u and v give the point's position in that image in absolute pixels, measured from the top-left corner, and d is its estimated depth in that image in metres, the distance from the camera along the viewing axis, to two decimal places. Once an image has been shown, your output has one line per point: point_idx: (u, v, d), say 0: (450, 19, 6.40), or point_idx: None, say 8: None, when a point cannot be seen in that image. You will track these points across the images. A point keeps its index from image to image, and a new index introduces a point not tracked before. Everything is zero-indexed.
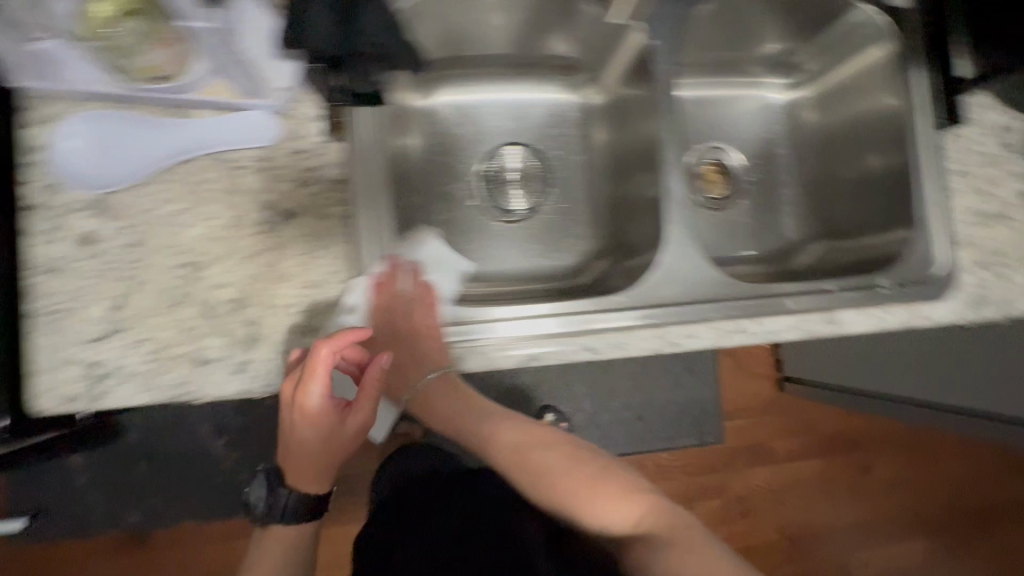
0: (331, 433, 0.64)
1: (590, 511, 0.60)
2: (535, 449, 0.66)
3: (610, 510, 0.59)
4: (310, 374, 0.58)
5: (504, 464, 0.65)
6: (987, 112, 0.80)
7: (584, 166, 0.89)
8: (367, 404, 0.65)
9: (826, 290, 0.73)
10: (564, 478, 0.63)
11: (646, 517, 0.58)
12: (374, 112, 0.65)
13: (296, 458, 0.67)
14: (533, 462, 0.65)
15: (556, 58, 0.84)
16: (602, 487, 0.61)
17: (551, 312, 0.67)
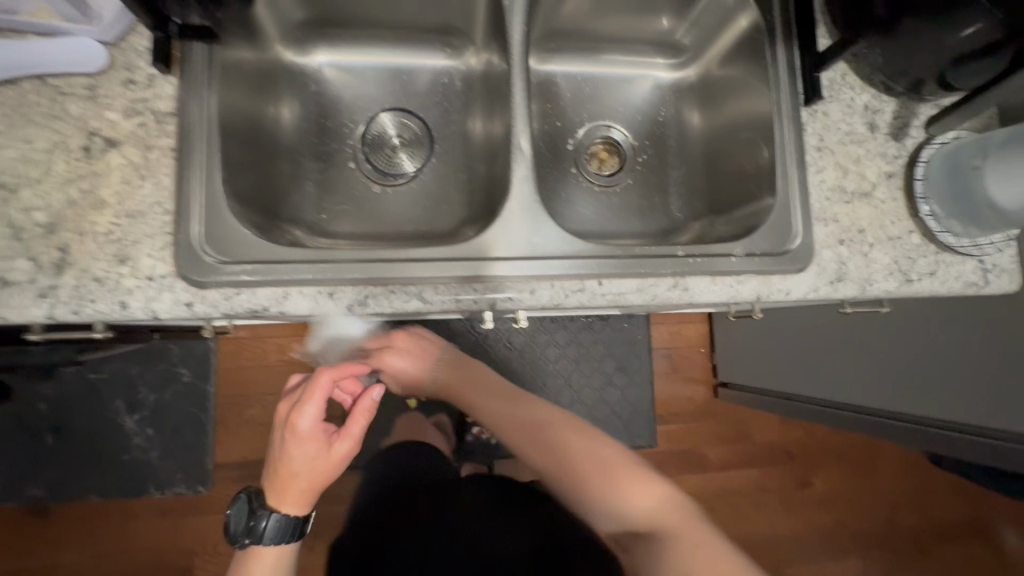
0: (318, 456, 0.72)
1: (614, 495, 0.67)
2: (567, 427, 0.77)
3: (635, 493, 0.67)
4: (309, 397, 0.72)
5: (544, 426, 0.77)
6: (852, 93, 0.80)
7: (466, 133, 0.89)
8: (353, 431, 0.74)
9: (678, 255, 0.71)
10: (607, 463, 0.70)
11: (662, 506, 0.65)
12: (211, 49, 0.65)
13: (290, 484, 0.73)
14: (569, 445, 0.74)
15: (434, 23, 0.85)
16: (632, 472, 0.69)
17: (383, 258, 0.65)
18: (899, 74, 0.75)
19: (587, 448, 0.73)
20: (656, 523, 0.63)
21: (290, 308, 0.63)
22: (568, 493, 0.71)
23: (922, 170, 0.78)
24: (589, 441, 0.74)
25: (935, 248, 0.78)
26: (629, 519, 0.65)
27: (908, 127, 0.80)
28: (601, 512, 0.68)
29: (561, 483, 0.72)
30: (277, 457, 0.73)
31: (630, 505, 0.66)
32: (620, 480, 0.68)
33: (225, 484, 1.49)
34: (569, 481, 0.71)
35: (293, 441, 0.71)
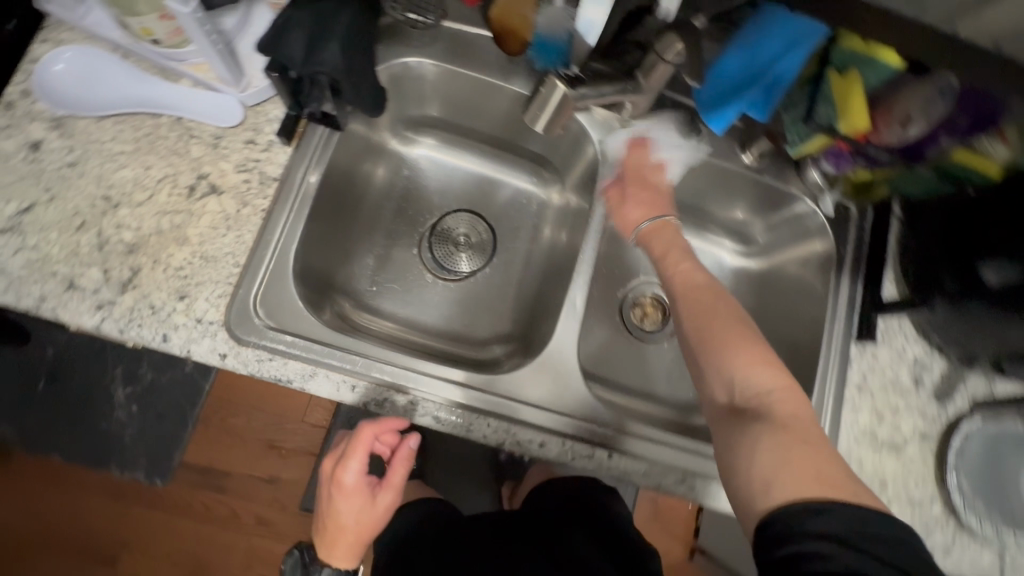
0: (363, 509, 0.78)
1: (732, 363, 0.61)
2: (710, 288, 0.69)
3: (760, 373, 0.60)
4: (352, 450, 0.75)
5: (693, 295, 0.69)
6: (905, 342, 0.80)
7: (527, 253, 0.93)
8: (394, 482, 0.78)
9: (691, 451, 0.71)
10: (714, 319, 0.65)
11: (781, 394, 0.58)
12: (330, 134, 0.71)
13: (338, 535, 0.78)
14: (706, 302, 0.67)
15: (531, 152, 0.91)
16: (750, 343, 0.62)
17: (412, 365, 0.67)
18: (958, 345, 0.75)
19: (707, 313, 0.66)
20: (772, 408, 0.57)
21: (312, 387, 0.65)
22: (687, 353, 0.67)
23: (959, 441, 0.76)
24: (706, 322, 0.66)
25: (956, 525, 0.74)
26: (741, 392, 0.60)
27: (954, 393, 0.79)
28: (710, 378, 0.63)
29: (696, 330, 0.66)
30: (327, 511, 0.79)
31: (745, 377, 0.60)
32: (733, 347, 0.62)
33: (182, 485, 1.46)
34: (697, 346, 0.65)
35: (340, 494, 0.77)
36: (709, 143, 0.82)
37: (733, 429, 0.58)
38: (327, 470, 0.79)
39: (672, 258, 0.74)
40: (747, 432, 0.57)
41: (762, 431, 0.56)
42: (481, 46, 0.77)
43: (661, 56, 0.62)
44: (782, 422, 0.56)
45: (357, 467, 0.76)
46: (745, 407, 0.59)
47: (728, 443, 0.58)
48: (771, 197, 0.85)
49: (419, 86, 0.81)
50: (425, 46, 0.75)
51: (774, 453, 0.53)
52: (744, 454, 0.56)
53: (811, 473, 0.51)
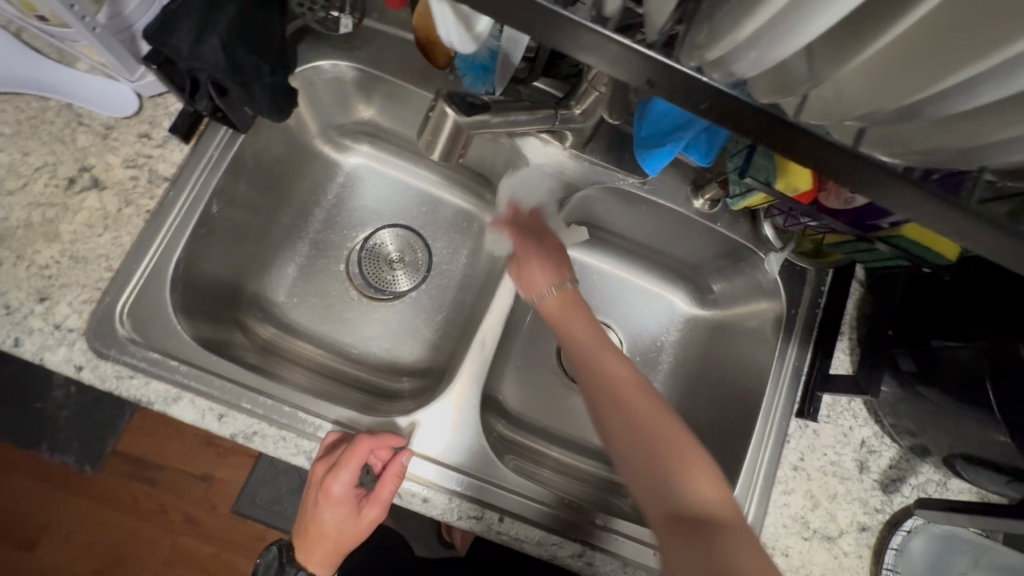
0: (346, 522, 0.65)
1: (676, 476, 0.56)
2: (638, 389, 0.63)
3: (700, 482, 0.56)
4: (345, 461, 0.58)
5: (619, 395, 0.62)
6: (853, 423, 0.73)
7: (463, 278, 0.86)
8: (380, 501, 0.62)
9: (597, 523, 0.64)
10: (643, 433, 0.59)
11: (722, 503, 0.55)
12: (232, 135, 0.65)
13: (318, 542, 0.66)
14: (633, 408, 0.61)
15: (475, 170, 0.84)
16: (692, 449, 0.58)
17: (288, 396, 0.61)
18: (907, 432, 0.68)
19: (630, 415, 0.61)
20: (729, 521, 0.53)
21: (174, 413, 0.59)
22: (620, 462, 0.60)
23: (900, 539, 0.68)
24: (651, 414, 0.60)
25: None
26: (685, 502, 0.55)
27: (902, 483, 0.72)
28: (643, 486, 0.57)
29: (634, 449, 0.59)
30: (308, 511, 0.66)
31: (699, 499, 0.55)
32: (688, 464, 0.56)
33: (112, 474, 1.41)
34: (640, 461, 0.58)
35: (323, 501, 0.63)
36: (657, 182, 0.75)
37: (681, 546, 0.52)
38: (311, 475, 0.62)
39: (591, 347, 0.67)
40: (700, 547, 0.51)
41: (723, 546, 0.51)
42: (414, 56, 0.71)
43: (595, 86, 0.58)
44: (722, 520, 0.53)
45: (348, 482, 0.59)
46: (689, 518, 0.54)
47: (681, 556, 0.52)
48: (723, 246, 0.78)
49: (352, 92, 0.76)
50: (353, 50, 0.70)
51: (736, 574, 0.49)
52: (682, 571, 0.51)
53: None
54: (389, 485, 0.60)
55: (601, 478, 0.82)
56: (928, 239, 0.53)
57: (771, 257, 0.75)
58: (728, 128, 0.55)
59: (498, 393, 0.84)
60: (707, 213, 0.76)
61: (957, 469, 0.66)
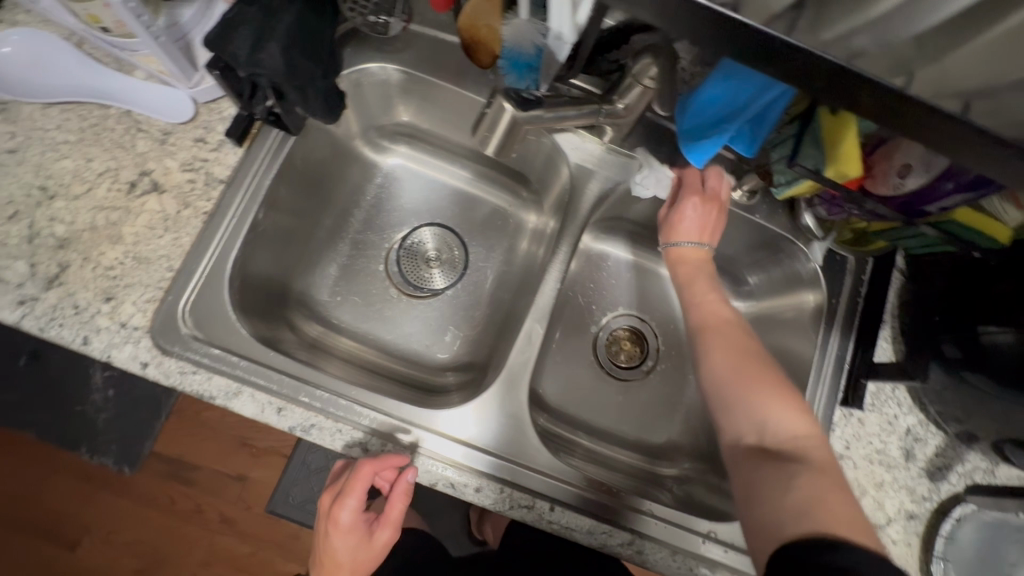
0: (359, 547, 0.67)
1: (767, 410, 0.59)
2: (734, 331, 0.68)
3: (792, 418, 0.59)
4: (351, 487, 0.61)
5: (699, 314, 0.70)
6: (898, 411, 0.73)
7: (500, 274, 0.88)
8: (391, 518, 0.66)
9: (645, 512, 0.65)
10: (744, 363, 0.64)
11: (810, 439, 0.58)
12: (283, 138, 0.67)
13: (332, 573, 0.68)
14: (729, 345, 0.66)
15: (512, 169, 0.86)
16: (781, 388, 0.61)
17: (341, 389, 0.63)
18: (956, 420, 0.68)
19: (737, 355, 0.65)
20: (801, 453, 0.56)
21: (235, 407, 0.61)
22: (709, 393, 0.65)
23: (950, 527, 0.68)
24: (741, 353, 0.65)
25: None
26: (771, 433, 0.58)
27: (949, 471, 0.72)
28: (732, 413, 0.61)
29: (720, 377, 0.64)
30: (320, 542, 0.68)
31: (771, 418, 0.59)
32: (767, 390, 0.61)
33: (152, 475, 1.44)
34: (723, 380, 0.63)
35: (335, 530, 0.66)
36: None
37: (758, 470, 0.56)
38: (320, 501, 0.67)
39: (699, 290, 0.72)
40: (781, 476, 0.54)
41: (794, 476, 0.54)
42: (454, 56, 0.72)
43: (639, 80, 0.58)
44: (821, 467, 0.55)
45: (355, 506, 0.63)
46: (775, 449, 0.57)
47: (755, 480, 0.55)
48: (762, 238, 0.79)
49: (394, 94, 0.77)
50: (397, 52, 0.71)
51: (810, 494, 0.51)
52: (763, 500, 0.54)
53: (834, 513, 0.49)
54: (398, 506, 0.63)
55: (642, 470, 0.83)
56: (980, 223, 0.54)
57: (812, 245, 0.75)
58: (774, 117, 0.56)
59: (537, 387, 0.85)
60: (745, 205, 0.76)
61: (1007, 456, 0.66)
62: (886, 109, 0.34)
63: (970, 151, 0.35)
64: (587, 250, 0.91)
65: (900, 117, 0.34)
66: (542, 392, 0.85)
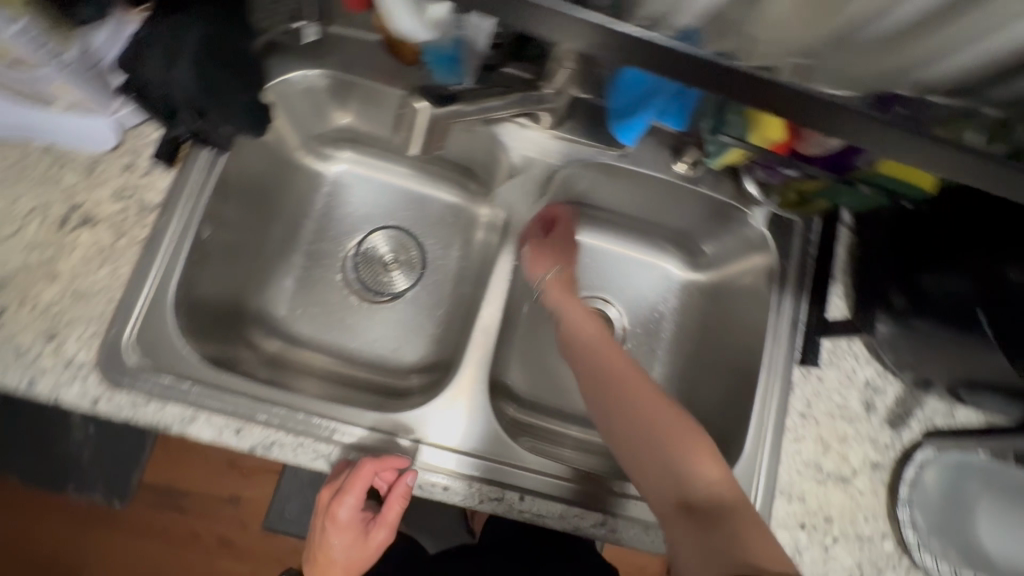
0: (355, 544, 0.68)
1: (686, 463, 0.58)
2: (647, 385, 0.65)
3: (711, 468, 0.58)
4: (350, 485, 0.61)
5: (618, 370, 0.67)
6: (855, 363, 0.74)
7: (458, 269, 0.88)
8: (387, 520, 0.66)
9: (615, 493, 0.66)
10: (654, 424, 0.61)
11: (728, 485, 0.57)
12: (215, 156, 0.66)
13: (326, 566, 0.69)
14: (637, 404, 0.63)
15: (458, 164, 0.85)
16: (698, 440, 0.59)
17: (298, 403, 0.63)
18: (910, 367, 0.69)
19: (646, 412, 0.62)
20: (725, 507, 0.55)
21: (193, 432, 0.61)
22: (626, 453, 0.63)
23: (913, 473, 0.70)
24: (660, 403, 0.63)
25: (909, 563, 0.69)
26: (686, 485, 0.57)
27: (909, 418, 0.73)
28: (655, 475, 0.59)
29: (637, 443, 0.61)
30: (316, 536, 0.69)
31: (693, 475, 0.57)
32: (684, 444, 0.59)
33: (145, 505, 1.44)
34: (640, 440, 0.61)
35: (332, 527, 0.66)
36: (637, 152, 0.76)
37: (686, 529, 0.55)
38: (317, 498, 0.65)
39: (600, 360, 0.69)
40: (707, 536, 0.54)
41: (717, 529, 0.54)
42: (381, 56, 0.71)
43: (561, 63, 0.58)
44: (731, 512, 0.54)
45: (353, 508, 0.63)
46: (695, 504, 0.56)
47: (684, 538, 0.55)
48: (711, 208, 0.79)
49: (326, 101, 0.76)
50: (323, 57, 0.70)
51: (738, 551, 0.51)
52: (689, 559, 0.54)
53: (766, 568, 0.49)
54: (394, 506, 0.63)
55: (616, 448, 0.84)
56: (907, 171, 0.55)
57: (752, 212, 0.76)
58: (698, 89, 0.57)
59: (506, 377, 0.85)
60: (690, 177, 0.76)
61: (962, 397, 0.68)
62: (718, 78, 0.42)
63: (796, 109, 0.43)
64: None
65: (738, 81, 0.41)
66: (511, 383, 0.86)
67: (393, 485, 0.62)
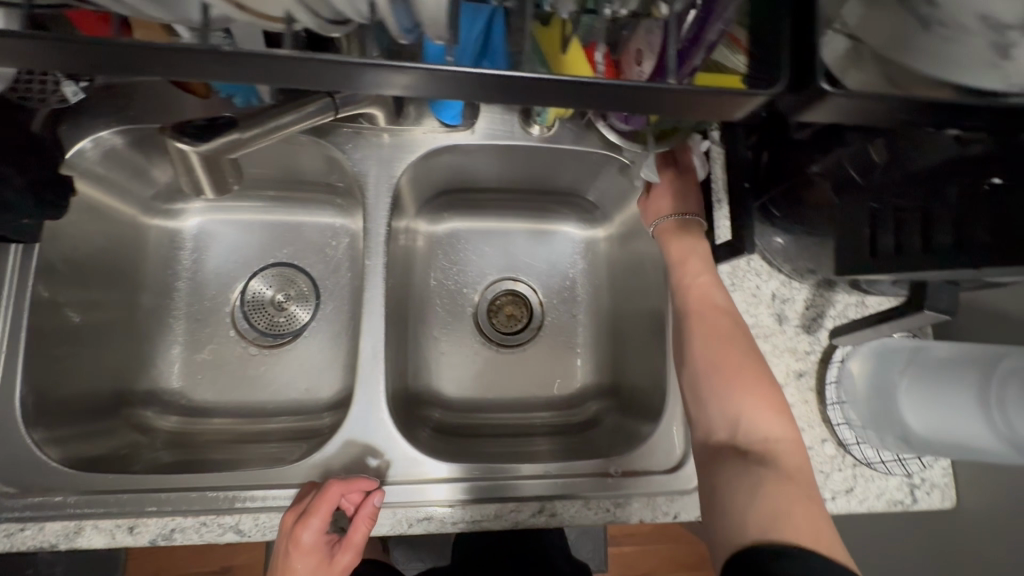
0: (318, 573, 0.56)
1: (747, 411, 0.56)
2: (725, 319, 0.63)
3: (768, 422, 0.56)
4: (314, 508, 0.55)
5: (691, 295, 0.64)
6: (759, 281, 0.73)
7: (351, 290, 0.82)
8: (354, 542, 0.57)
9: (543, 475, 0.64)
10: (731, 355, 0.60)
11: (789, 445, 0.54)
12: (25, 252, 0.63)
13: None
14: (719, 334, 0.61)
15: (320, 183, 0.80)
16: (765, 389, 0.58)
17: (187, 482, 0.59)
18: (807, 270, 0.67)
19: (724, 348, 0.60)
20: (777, 458, 0.53)
21: (83, 543, 0.56)
22: (688, 387, 0.61)
23: (836, 371, 0.69)
24: (736, 352, 0.60)
25: (853, 459, 0.69)
26: (744, 433, 0.55)
27: (823, 318, 0.72)
28: (714, 409, 0.58)
29: (703, 372, 0.59)
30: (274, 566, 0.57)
31: (751, 421, 0.56)
32: (751, 392, 0.57)
33: None
34: (711, 372, 0.59)
35: (293, 553, 0.55)
36: (487, 126, 0.72)
37: (733, 469, 0.53)
38: (279, 525, 0.57)
39: (684, 267, 0.67)
40: (743, 477, 0.51)
41: (757, 473, 0.51)
42: (185, 96, 0.66)
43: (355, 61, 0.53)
44: (788, 474, 0.51)
45: (320, 529, 0.55)
46: (749, 450, 0.54)
47: (723, 481, 0.52)
48: (578, 161, 0.76)
49: (148, 156, 0.71)
50: (121, 116, 0.65)
51: (770, 499, 0.49)
52: (722, 495, 0.52)
53: (798, 524, 0.47)
54: (362, 526, 0.56)
55: (560, 424, 0.82)
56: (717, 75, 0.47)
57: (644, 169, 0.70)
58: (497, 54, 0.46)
59: (431, 385, 0.82)
60: (548, 137, 0.73)
61: (865, 287, 0.67)
62: (485, 84, 0.35)
63: (584, 94, 0.36)
64: (433, 233, 0.87)
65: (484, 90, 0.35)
66: (438, 389, 0.83)
67: (363, 498, 0.57)
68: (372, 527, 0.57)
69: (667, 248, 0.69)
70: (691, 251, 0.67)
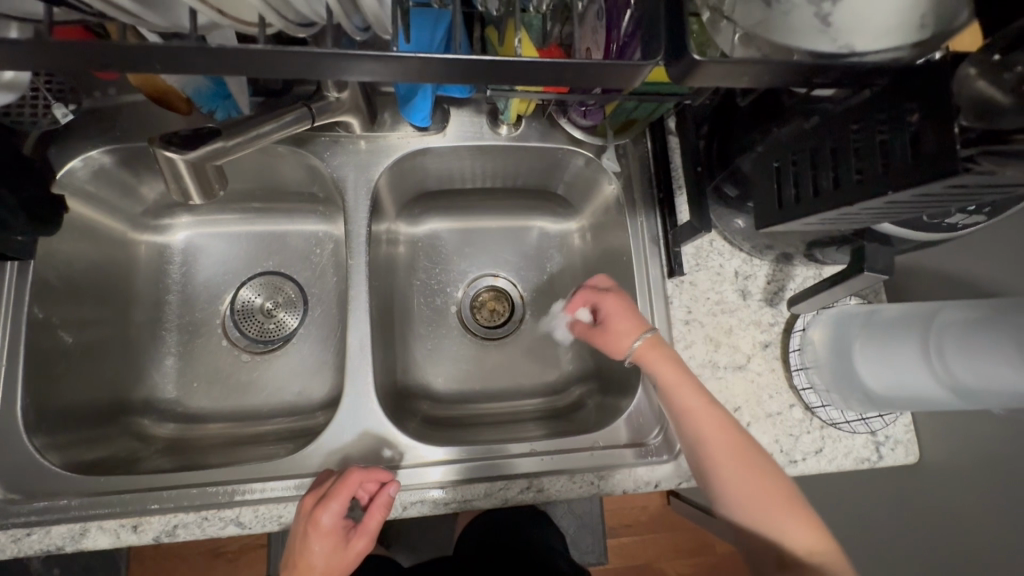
0: (333, 556, 0.59)
1: (784, 528, 0.60)
2: (739, 440, 0.63)
3: (802, 533, 0.60)
4: (334, 491, 0.58)
5: (705, 434, 0.63)
6: (721, 259, 0.77)
7: (337, 293, 0.86)
8: (370, 529, 0.60)
9: (528, 452, 0.67)
10: (763, 495, 0.61)
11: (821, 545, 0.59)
12: (20, 270, 0.65)
13: None
14: (742, 461, 0.62)
15: (302, 193, 0.84)
16: (793, 500, 0.61)
17: (188, 480, 0.61)
18: (763, 246, 0.72)
19: (754, 488, 0.61)
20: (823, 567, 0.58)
21: (89, 544, 0.59)
22: (727, 510, 0.63)
23: (798, 339, 0.74)
24: (760, 469, 0.61)
25: (820, 421, 0.73)
26: (790, 551, 0.59)
27: (784, 291, 0.77)
28: (758, 533, 0.61)
29: (741, 500, 0.61)
30: (292, 544, 0.60)
31: (789, 535, 0.60)
32: (785, 510, 0.60)
33: None
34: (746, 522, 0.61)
35: (312, 533, 0.58)
36: (458, 128, 0.76)
37: None
38: (299, 504, 0.60)
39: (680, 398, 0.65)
40: None
41: None
42: (169, 114, 0.70)
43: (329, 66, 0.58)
44: None
45: (339, 513, 0.58)
46: (796, 566, 0.59)
47: None
48: (545, 158, 0.81)
49: (138, 174, 0.74)
50: (107, 137, 0.68)
51: None
52: None
53: None
54: (378, 513, 0.59)
55: (546, 410, 0.85)
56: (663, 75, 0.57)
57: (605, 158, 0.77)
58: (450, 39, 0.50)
59: (420, 380, 0.86)
60: (516, 136, 0.77)
61: (818, 257, 0.72)
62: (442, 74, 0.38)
63: (540, 83, 0.38)
64: (413, 235, 0.90)
65: (448, 69, 0.38)
66: (426, 384, 0.86)
67: (379, 488, 0.60)
68: (387, 515, 0.60)
69: (662, 367, 0.66)
70: (677, 374, 0.65)
